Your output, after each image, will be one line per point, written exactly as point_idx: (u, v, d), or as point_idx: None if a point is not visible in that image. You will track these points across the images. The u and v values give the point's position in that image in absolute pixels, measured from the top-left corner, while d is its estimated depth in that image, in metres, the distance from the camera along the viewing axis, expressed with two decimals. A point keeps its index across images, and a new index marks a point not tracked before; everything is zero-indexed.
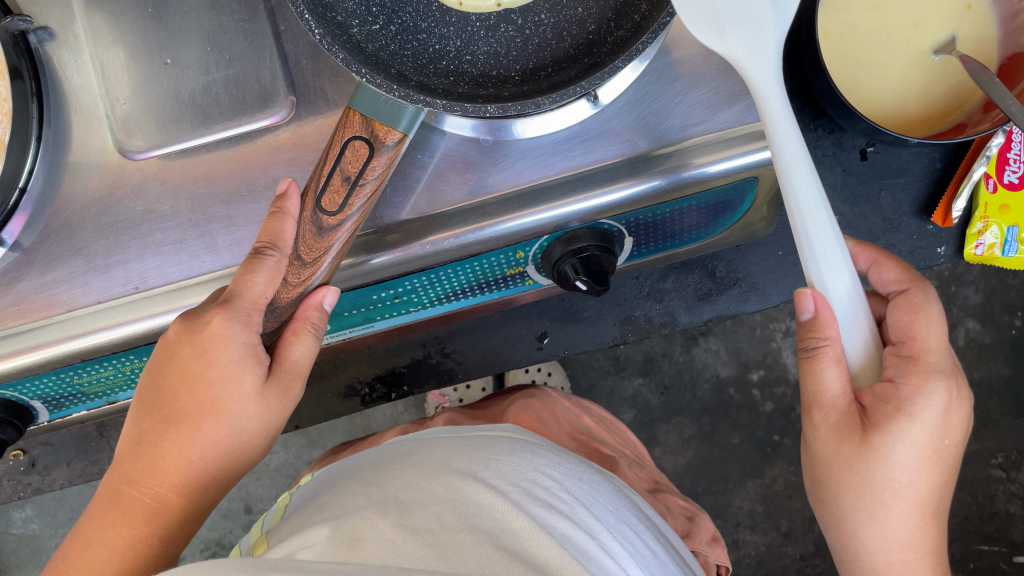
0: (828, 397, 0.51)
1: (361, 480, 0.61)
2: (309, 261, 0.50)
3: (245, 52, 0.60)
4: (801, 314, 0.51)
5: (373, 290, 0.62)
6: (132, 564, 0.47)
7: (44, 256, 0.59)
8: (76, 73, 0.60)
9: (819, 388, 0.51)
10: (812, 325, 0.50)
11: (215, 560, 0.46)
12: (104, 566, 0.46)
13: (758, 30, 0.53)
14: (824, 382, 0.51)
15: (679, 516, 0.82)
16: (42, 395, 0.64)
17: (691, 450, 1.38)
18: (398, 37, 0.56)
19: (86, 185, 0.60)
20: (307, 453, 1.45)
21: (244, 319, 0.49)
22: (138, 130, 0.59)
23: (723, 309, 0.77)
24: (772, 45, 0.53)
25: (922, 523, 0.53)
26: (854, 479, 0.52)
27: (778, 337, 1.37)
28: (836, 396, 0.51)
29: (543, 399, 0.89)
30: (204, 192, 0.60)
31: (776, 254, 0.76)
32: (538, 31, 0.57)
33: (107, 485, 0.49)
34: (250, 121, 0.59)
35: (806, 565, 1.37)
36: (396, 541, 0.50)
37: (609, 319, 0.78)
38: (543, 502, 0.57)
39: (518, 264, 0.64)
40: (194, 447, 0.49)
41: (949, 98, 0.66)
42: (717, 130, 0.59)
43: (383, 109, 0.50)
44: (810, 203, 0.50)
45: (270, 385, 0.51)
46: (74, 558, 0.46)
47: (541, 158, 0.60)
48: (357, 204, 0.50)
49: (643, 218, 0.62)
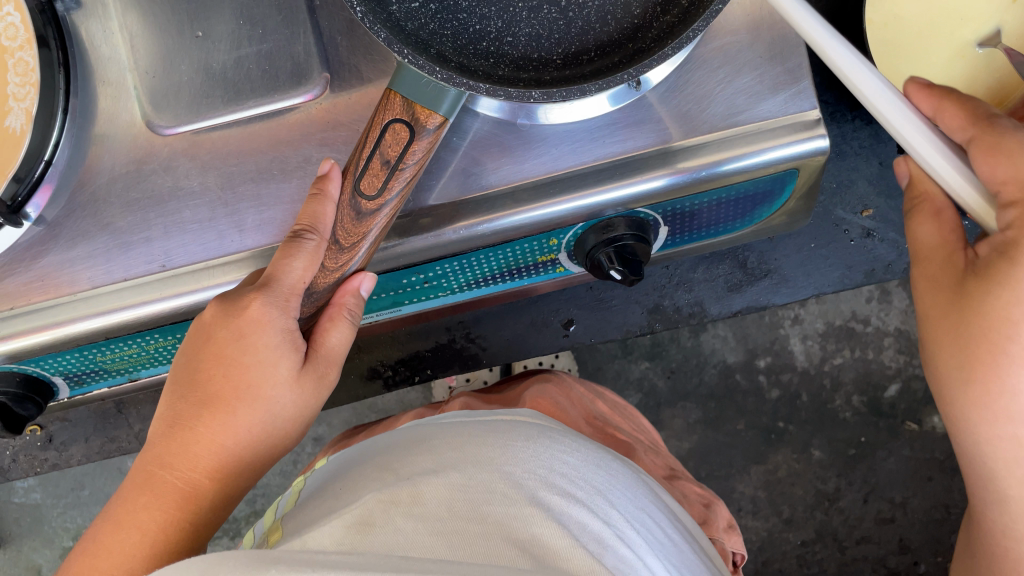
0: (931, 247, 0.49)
1: (376, 466, 0.61)
2: (347, 246, 0.50)
3: (279, 27, 0.59)
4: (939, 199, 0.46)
5: (403, 275, 0.62)
6: (162, 548, 0.45)
7: (69, 231, 0.58)
8: (104, 44, 0.59)
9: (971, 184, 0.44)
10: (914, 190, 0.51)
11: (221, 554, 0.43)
12: (134, 547, 0.44)
13: None
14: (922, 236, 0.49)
15: (696, 504, 0.82)
16: (64, 371, 0.62)
17: (697, 434, 1.37)
18: (437, 16, 0.55)
19: (113, 159, 0.59)
20: (313, 429, 1.44)
21: (282, 304, 0.48)
22: (167, 105, 0.58)
23: (753, 300, 0.77)
24: None
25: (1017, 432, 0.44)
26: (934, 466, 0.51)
27: (786, 325, 1.36)
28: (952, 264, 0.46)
29: (558, 383, 0.89)
30: (234, 169, 0.58)
31: (807, 247, 0.76)
32: (582, 14, 0.55)
33: (139, 466, 0.48)
34: (284, 98, 0.58)
35: (806, 551, 1.37)
36: (406, 531, 0.49)
37: (635, 307, 0.78)
38: (559, 489, 0.56)
39: (550, 251, 0.63)
40: (229, 432, 0.48)
41: (992, 92, 0.65)
42: (760, 120, 0.57)
43: (425, 91, 0.49)
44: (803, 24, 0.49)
45: (306, 371, 0.51)
46: (104, 538, 0.44)
47: (579, 144, 0.59)
48: (396, 188, 0.49)
49: (680, 208, 0.61)
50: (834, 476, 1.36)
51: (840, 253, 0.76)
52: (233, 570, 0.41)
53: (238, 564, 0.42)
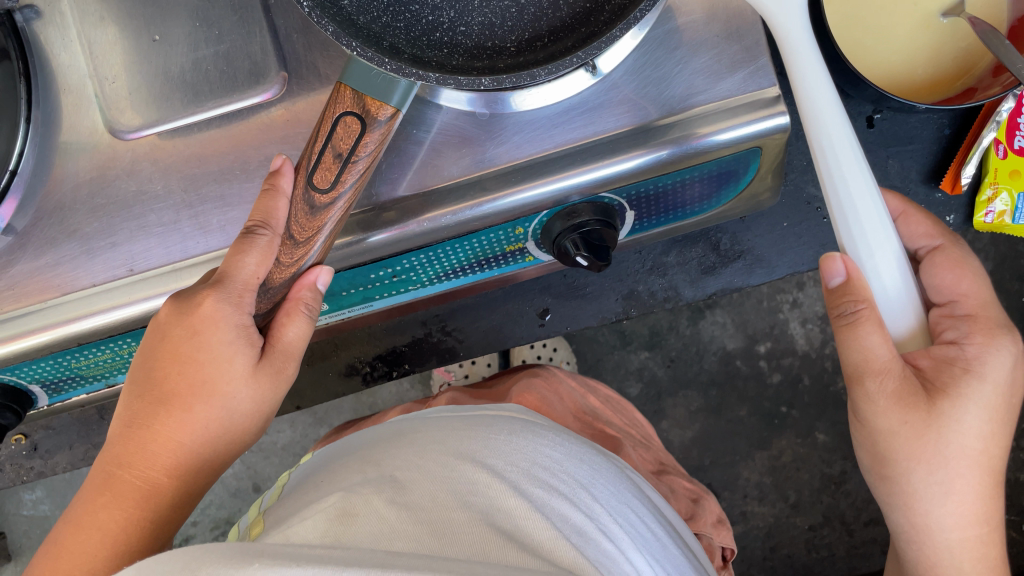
0: (878, 363, 0.51)
1: (359, 458, 0.61)
2: (302, 241, 0.50)
3: (235, 27, 0.59)
4: (832, 281, 0.53)
5: (370, 269, 0.62)
6: (123, 546, 0.47)
7: (37, 239, 0.59)
8: (64, 52, 0.59)
9: (866, 356, 0.51)
10: (844, 289, 0.52)
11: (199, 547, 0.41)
12: (95, 547, 0.46)
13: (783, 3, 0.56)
14: (868, 348, 0.51)
15: (683, 499, 0.82)
16: (41, 380, 0.63)
17: (698, 422, 1.36)
18: (390, 9, 0.56)
19: (77, 166, 0.59)
20: (314, 431, 1.45)
21: (235, 300, 0.49)
22: (129, 109, 0.59)
23: (728, 282, 0.77)
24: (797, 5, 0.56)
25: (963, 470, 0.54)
26: (925, 453, 0.54)
27: (785, 309, 1.34)
28: (886, 362, 0.51)
29: (545, 378, 0.88)
30: (196, 172, 0.59)
31: (781, 226, 0.76)
32: (533, 1, 0.56)
33: (98, 467, 0.50)
34: (241, 99, 0.58)
35: (814, 535, 1.36)
36: (390, 519, 0.49)
37: (611, 294, 0.78)
38: (542, 482, 0.56)
39: (517, 240, 0.63)
40: (185, 430, 0.50)
41: (958, 61, 0.66)
42: (719, 99, 0.57)
43: (374, 82, 0.49)
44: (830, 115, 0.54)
45: (262, 366, 0.52)
46: (66, 540, 0.46)
47: (539, 131, 0.59)
48: (350, 180, 0.50)
49: (644, 191, 0.61)
50: (839, 458, 1.35)
51: (813, 232, 0.76)
52: (217, 560, 0.40)
53: (225, 549, 0.41)
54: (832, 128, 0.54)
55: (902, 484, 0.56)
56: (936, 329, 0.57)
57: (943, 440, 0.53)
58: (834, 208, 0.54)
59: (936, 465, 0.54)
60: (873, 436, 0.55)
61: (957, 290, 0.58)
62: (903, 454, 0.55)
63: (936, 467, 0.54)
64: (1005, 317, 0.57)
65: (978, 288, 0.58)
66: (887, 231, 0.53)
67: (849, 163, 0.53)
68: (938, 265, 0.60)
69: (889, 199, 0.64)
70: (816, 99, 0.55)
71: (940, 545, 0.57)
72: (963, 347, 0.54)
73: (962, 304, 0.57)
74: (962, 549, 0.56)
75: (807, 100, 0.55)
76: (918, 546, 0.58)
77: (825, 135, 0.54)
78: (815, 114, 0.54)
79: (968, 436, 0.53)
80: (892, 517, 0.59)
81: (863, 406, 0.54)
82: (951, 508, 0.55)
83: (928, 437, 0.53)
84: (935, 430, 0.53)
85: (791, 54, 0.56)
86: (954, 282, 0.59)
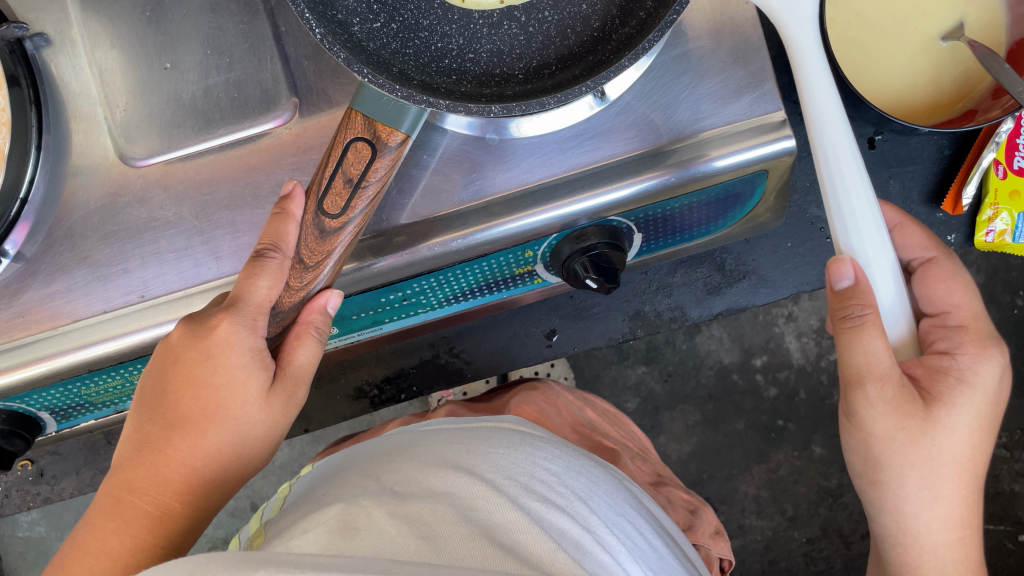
0: (878, 369, 0.51)
1: (358, 472, 0.59)
2: (312, 265, 0.51)
3: (246, 54, 0.60)
4: (839, 284, 0.52)
5: (381, 293, 0.62)
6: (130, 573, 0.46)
7: (48, 266, 0.59)
8: (74, 80, 0.59)
9: (868, 360, 0.51)
10: (853, 291, 0.52)
11: (205, 554, 0.42)
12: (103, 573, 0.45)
13: (800, 13, 0.57)
14: (871, 353, 0.50)
15: (681, 510, 0.81)
16: (50, 407, 0.63)
17: (696, 437, 1.36)
18: (398, 35, 0.56)
19: (88, 193, 0.59)
20: (311, 449, 1.44)
21: (250, 323, 0.50)
22: (140, 137, 0.59)
23: (733, 301, 0.78)
24: (810, 18, 0.57)
25: (965, 481, 0.56)
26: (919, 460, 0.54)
27: (781, 323, 1.34)
28: (886, 368, 0.51)
29: (543, 392, 0.86)
30: (207, 198, 0.59)
31: (785, 246, 0.77)
32: (542, 28, 0.56)
33: (105, 492, 0.48)
34: (253, 125, 0.59)
35: (812, 548, 1.36)
36: (390, 533, 0.48)
37: (617, 314, 0.78)
38: (540, 496, 0.54)
39: (526, 263, 0.64)
40: (198, 453, 0.50)
41: (958, 84, 0.67)
42: (725, 123, 0.58)
43: (386, 110, 0.50)
44: (833, 125, 0.55)
45: (276, 390, 0.52)
46: (72, 565, 0.45)
47: (547, 155, 0.59)
48: (359, 207, 0.50)
49: (651, 214, 0.61)
50: (835, 471, 1.35)
51: (818, 251, 0.76)
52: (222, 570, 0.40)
53: (228, 562, 0.41)
54: (835, 139, 0.54)
55: (904, 499, 0.57)
56: (929, 339, 0.58)
57: (936, 446, 0.54)
58: (834, 219, 0.54)
59: (929, 470, 0.55)
60: (878, 453, 0.56)
61: (950, 301, 0.59)
62: (907, 472, 0.55)
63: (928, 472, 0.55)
64: (994, 329, 0.58)
65: (970, 300, 0.59)
66: (884, 243, 0.54)
67: (843, 179, 0.54)
68: (931, 277, 0.61)
69: (884, 211, 0.65)
70: (820, 108, 0.55)
71: (926, 544, 0.58)
72: (956, 357, 0.55)
73: (954, 316, 0.58)
74: (947, 550, 0.57)
75: (811, 112, 0.55)
76: (902, 547, 0.59)
77: (830, 146, 0.54)
78: (820, 125, 0.55)
79: (957, 442, 0.54)
80: (878, 518, 0.60)
81: (861, 412, 0.53)
82: (937, 512, 0.56)
83: (922, 442, 0.54)
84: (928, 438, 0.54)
85: (799, 61, 0.56)
86: (947, 293, 0.59)
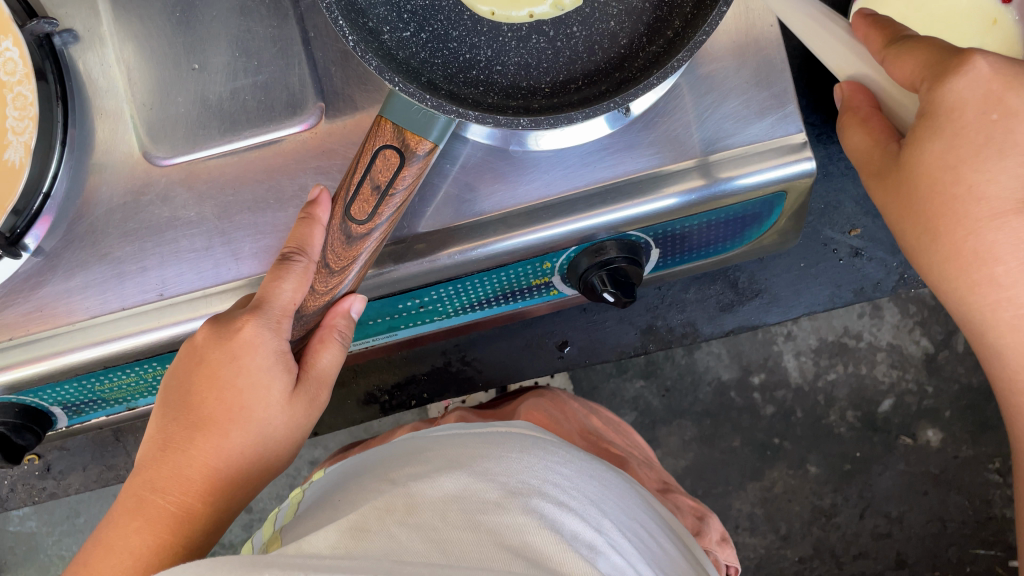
0: (863, 155, 0.50)
1: (374, 475, 0.58)
2: (337, 269, 0.51)
3: (274, 58, 0.60)
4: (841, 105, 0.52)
5: (398, 300, 0.62)
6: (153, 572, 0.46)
7: (67, 261, 0.59)
8: (101, 77, 0.60)
9: (858, 153, 0.51)
10: (845, 107, 0.51)
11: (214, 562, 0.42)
12: (126, 572, 0.45)
13: None
14: (858, 143, 0.50)
15: (689, 516, 0.80)
16: (63, 401, 0.63)
17: (692, 452, 1.33)
18: (428, 45, 0.57)
19: (111, 191, 0.59)
20: (308, 453, 1.43)
21: (275, 325, 0.50)
22: (164, 136, 0.59)
23: (745, 319, 0.79)
24: None
25: None
26: None
27: (780, 341, 1.31)
28: (867, 117, 0.50)
29: (552, 398, 0.87)
30: (230, 199, 0.59)
31: (797, 266, 0.78)
32: (569, 43, 0.57)
33: (128, 491, 0.49)
34: (278, 128, 0.59)
35: (805, 568, 1.33)
36: (401, 537, 0.47)
37: (629, 327, 0.79)
38: (552, 499, 0.53)
39: (543, 274, 0.64)
40: (221, 454, 0.50)
41: None
42: (748, 143, 0.59)
43: (415, 118, 0.50)
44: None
45: (299, 392, 0.52)
46: (95, 563, 0.45)
47: (569, 169, 0.60)
48: (386, 213, 0.51)
49: (670, 230, 0.62)
50: (829, 491, 1.31)
51: (830, 273, 0.78)
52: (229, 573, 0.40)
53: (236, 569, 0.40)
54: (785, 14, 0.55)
55: None
56: None
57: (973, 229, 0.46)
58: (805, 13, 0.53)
59: None
60: None
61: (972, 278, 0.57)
62: None
63: (986, 189, 0.45)
64: None
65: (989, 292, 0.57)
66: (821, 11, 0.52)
67: (817, 19, 0.52)
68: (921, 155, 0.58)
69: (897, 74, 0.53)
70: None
71: None
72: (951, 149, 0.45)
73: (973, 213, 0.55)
74: None
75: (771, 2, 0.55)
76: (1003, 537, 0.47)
77: None
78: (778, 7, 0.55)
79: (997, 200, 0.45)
80: None
81: None
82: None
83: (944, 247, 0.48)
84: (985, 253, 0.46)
85: None
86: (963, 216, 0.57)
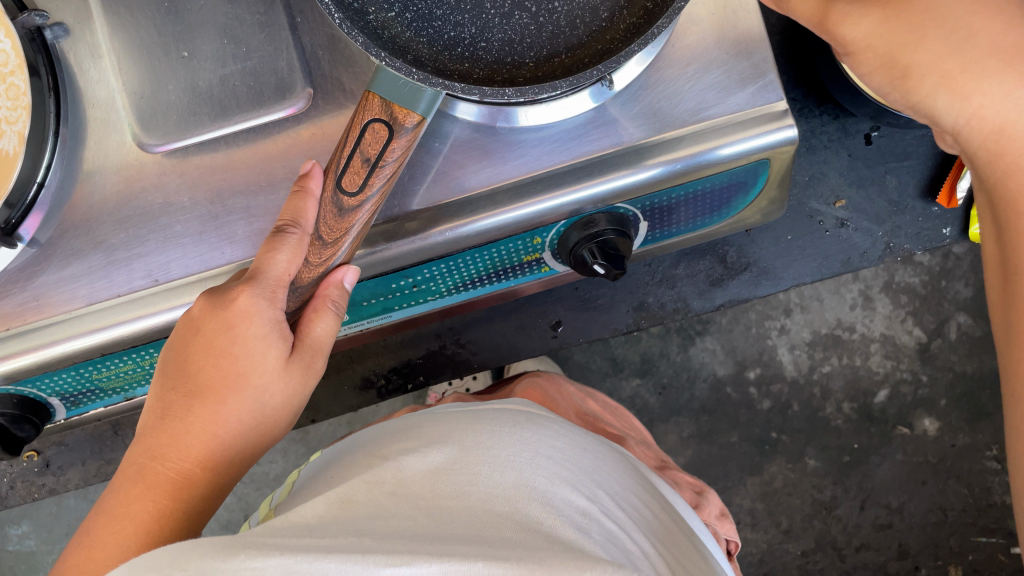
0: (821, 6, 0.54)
1: (366, 451, 0.59)
2: (330, 241, 0.52)
3: (262, 44, 0.61)
4: None
5: (392, 279, 0.63)
6: (154, 538, 0.46)
7: (63, 250, 0.59)
8: (92, 68, 0.61)
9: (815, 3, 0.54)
10: None
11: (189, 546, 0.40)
12: (128, 537, 0.45)
13: None
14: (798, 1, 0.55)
15: (686, 489, 0.81)
16: (61, 392, 0.63)
17: (691, 449, 1.32)
18: (413, 24, 0.59)
19: (104, 181, 0.60)
20: None
21: (269, 294, 0.51)
22: (156, 125, 0.60)
23: (735, 293, 0.82)
24: None
25: None
26: None
27: (773, 335, 1.29)
28: None
29: (546, 377, 0.89)
30: (223, 184, 0.60)
31: (782, 239, 0.83)
32: (551, 18, 0.58)
33: (129, 460, 0.49)
34: (267, 113, 0.60)
35: (808, 561, 1.31)
36: (389, 506, 0.48)
37: (621, 306, 0.81)
38: (545, 471, 0.53)
39: (534, 251, 0.65)
40: (219, 421, 0.51)
41: None
42: (729, 113, 0.60)
43: (403, 92, 0.51)
44: None
45: (294, 360, 0.53)
46: (98, 530, 0.46)
47: (558, 144, 0.61)
48: (377, 184, 0.52)
49: (657, 202, 0.63)
50: (829, 483, 1.30)
51: (815, 245, 0.83)
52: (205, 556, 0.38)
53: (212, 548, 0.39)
54: None
55: None
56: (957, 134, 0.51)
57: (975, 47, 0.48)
58: None
59: None
60: None
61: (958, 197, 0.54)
62: None
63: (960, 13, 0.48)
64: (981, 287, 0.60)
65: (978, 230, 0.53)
66: None
67: None
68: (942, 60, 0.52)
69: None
70: None
71: None
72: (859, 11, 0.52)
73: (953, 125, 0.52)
74: None
75: None
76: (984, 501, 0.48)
77: None
78: None
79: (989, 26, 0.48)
80: None
81: None
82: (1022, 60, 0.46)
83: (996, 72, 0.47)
84: (963, 101, 0.48)
85: None
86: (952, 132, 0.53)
